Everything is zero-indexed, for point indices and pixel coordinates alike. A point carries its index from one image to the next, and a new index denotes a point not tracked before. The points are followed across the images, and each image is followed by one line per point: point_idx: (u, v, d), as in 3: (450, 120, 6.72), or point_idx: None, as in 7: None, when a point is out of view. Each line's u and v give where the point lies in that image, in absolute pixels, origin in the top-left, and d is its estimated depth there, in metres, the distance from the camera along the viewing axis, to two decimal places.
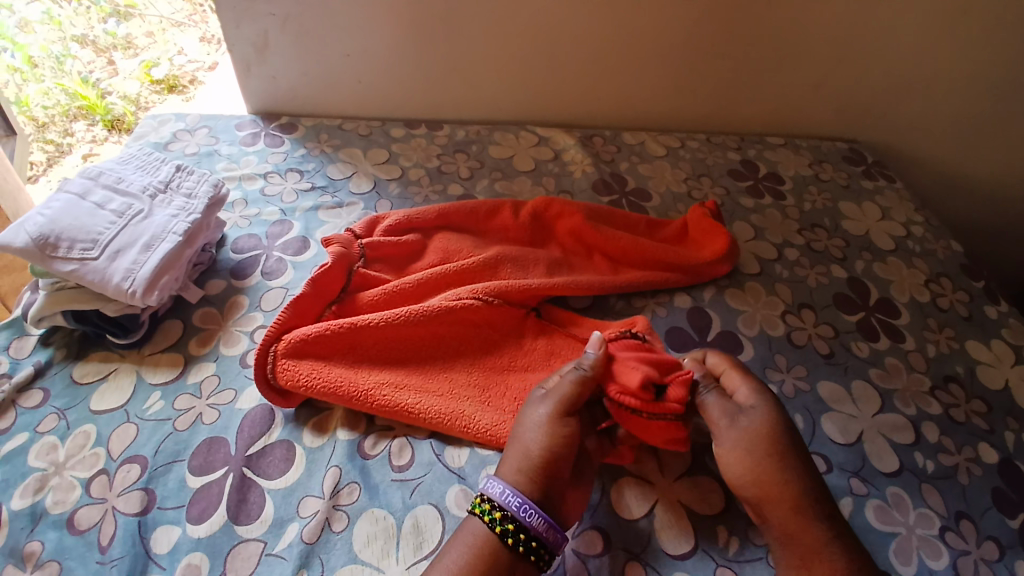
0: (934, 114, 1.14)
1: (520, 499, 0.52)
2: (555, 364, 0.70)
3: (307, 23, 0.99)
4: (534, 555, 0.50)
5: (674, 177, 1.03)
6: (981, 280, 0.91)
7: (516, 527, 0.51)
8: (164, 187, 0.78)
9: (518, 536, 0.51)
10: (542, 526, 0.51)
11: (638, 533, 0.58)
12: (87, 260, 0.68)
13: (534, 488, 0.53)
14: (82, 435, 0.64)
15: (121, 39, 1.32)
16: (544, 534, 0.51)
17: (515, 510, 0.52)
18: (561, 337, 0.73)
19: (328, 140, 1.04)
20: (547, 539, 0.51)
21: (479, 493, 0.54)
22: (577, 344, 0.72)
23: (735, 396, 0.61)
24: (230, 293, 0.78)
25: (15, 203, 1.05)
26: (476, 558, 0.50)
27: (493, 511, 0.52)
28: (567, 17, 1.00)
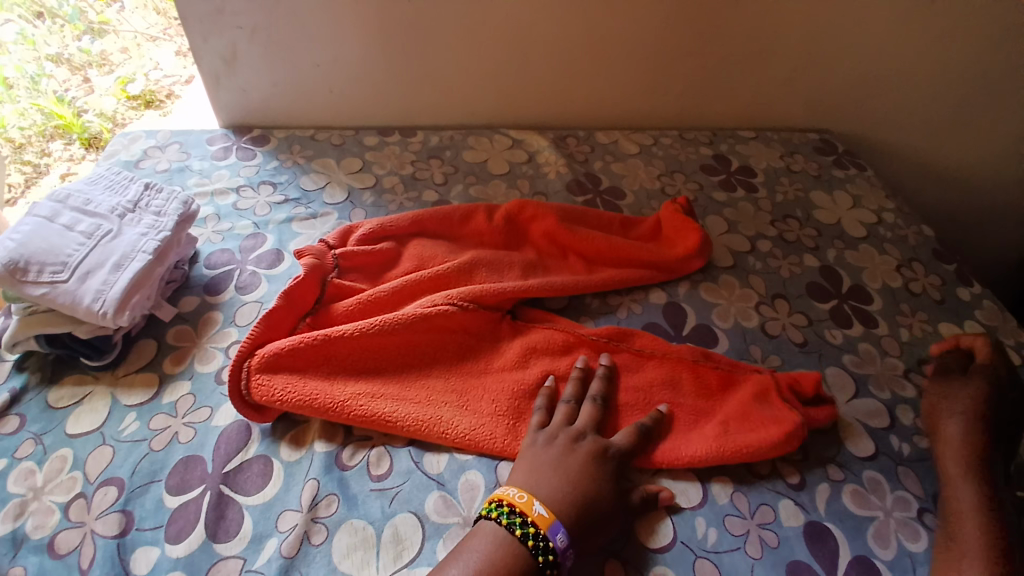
0: (901, 103, 1.16)
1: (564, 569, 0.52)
2: (532, 362, 0.70)
3: (276, 34, 0.99)
4: None
5: (648, 174, 1.04)
6: (953, 264, 0.92)
7: None
8: (133, 206, 0.77)
9: None
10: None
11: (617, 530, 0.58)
12: (57, 283, 0.67)
13: (572, 522, 0.53)
14: (59, 459, 0.63)
15: (96, 55, 1.24)
16: None
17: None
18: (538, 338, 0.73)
19: (301, 151, 1.04)
20: None
21: (555, 552, 0.51)
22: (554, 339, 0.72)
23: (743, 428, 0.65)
24: (204, 309, 0.78)
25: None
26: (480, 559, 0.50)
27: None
28: (536, 19, 1.01)
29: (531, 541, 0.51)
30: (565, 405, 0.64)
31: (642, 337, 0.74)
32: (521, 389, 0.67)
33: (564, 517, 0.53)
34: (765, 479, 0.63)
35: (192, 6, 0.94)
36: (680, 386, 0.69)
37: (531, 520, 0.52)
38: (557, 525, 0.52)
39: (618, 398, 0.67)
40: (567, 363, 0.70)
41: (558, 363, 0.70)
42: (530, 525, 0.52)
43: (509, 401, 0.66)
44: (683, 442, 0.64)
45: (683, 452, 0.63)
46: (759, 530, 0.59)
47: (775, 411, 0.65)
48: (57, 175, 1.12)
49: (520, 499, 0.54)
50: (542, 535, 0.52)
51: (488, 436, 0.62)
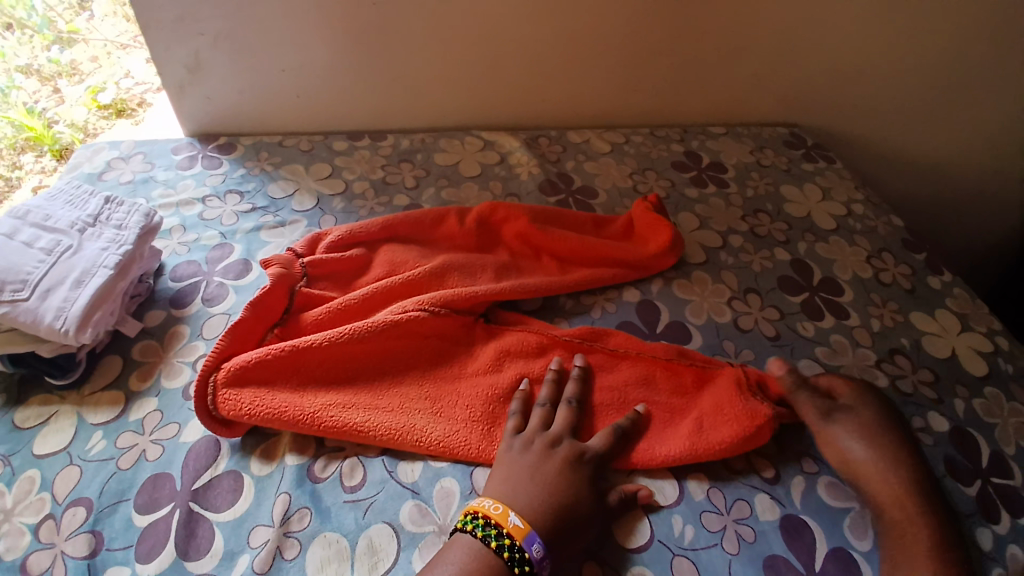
0: (867, 95, 1.18)
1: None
2: (506, 365, 0.69)
3: (238, 40, 0.97)
4: None
5: (620, 172, 1.04)
6: (921, 253, 0.94)
7: None
8: (94, 220, 0.75)
9: None
10: None
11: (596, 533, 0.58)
12: (18, 301, 0.65)
13: (549, 530, 0.53)
14: (26, 481, 0.61)
15: (65, 65, 1.20)
16: None
17: None
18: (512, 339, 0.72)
19: (269, 158, 1.02)
20: None
21: (532, 562, 0.51)
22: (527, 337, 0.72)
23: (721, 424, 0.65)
24: (170, 323, 0.76)
25: None
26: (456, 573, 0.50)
27: None
28: (503, 20, 1.00)
29: (507, 553, 0.51)
30: (541, 409, 0.64)
31: (616, 337, 0.74)
32: (495, 393, 0.66)
33: (542, 526, 0.53)
34: (741, 474, 0.63)
35: (151, 13, 0.92)
36: (654, 385, 0.69)
37: (506, 532, 0.52)
38: (532, 536, 0.52)
39: (594, 399, 0.67)
40: (542, 364, 0.70)
41: (532, 365, 0.70)
42: (506, 537, 0.52)
43: (484, 406, 0.65)
44: (659, 441, 0.64)
45: (659, 450, 0.63)
46: (736, 526, 0.59)
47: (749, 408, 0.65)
48: (29, 189, 1.07)
49: (496, 511, 0.54)
50: (519, 547, 0.51)
51: (461, 442, 0.62)
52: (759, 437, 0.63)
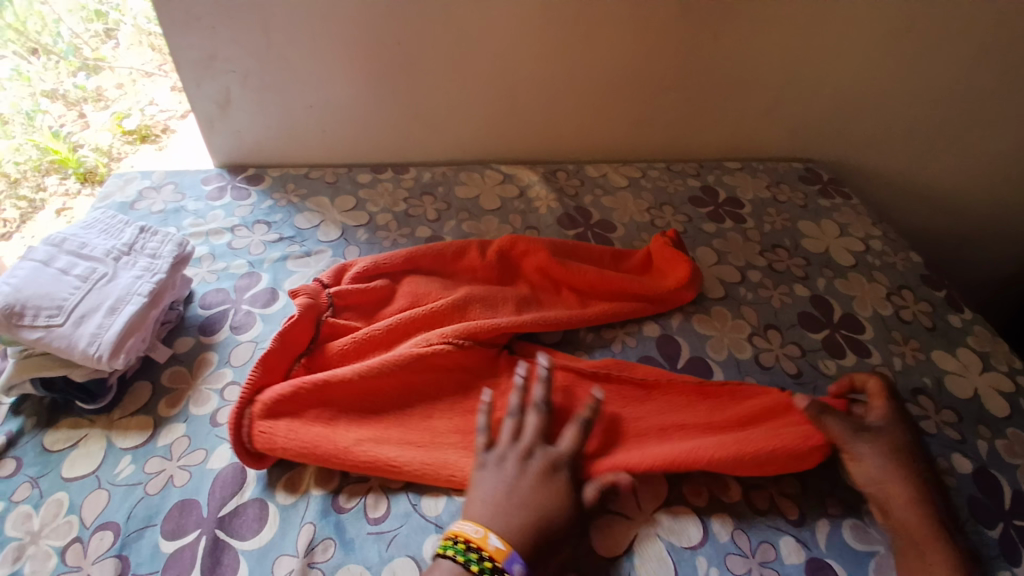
0: (880, 131, 1.20)
1: None
2: (538, 395, 0.70)
3: (268, 79, 1.01)
4: None
5: (638, 207, 1.06)
6: (941, 290, 0.94)
7: None
8: (129, 249, 0.77)
9: None
10: None
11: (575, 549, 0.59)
12: (53, 327, 0.67)
13: (528, 546, 0.53)
14: (54, 503, 0.62)
15: (91, 90, 1.22)
16: None
17: None
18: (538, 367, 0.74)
19: (295, 189, 1.05)
20: None
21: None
22: (553, 370, 0.73)
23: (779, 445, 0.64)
24: (198, 350, 0.78)
25: None
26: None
27: None
28: (524, 61, 1.04)
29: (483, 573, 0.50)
30: (512, 420, 0.64)
31: (644, 368, 0.75)
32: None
33: (521, 545, 0.53)
34: (764, 513, 0.63)
35: (186, 52, 0.96)
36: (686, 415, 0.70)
37: (487, 555, 0.52)
38: (512, 556, 0.51)
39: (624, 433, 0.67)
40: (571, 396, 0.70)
41: (563, 395, 0.70)
42: (486, 559, 0.51)
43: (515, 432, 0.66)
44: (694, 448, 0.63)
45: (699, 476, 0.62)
46: (761, 568, 0.58)
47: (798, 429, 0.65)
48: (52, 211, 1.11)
49: (473, 534, 0.53)
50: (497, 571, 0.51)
51: None
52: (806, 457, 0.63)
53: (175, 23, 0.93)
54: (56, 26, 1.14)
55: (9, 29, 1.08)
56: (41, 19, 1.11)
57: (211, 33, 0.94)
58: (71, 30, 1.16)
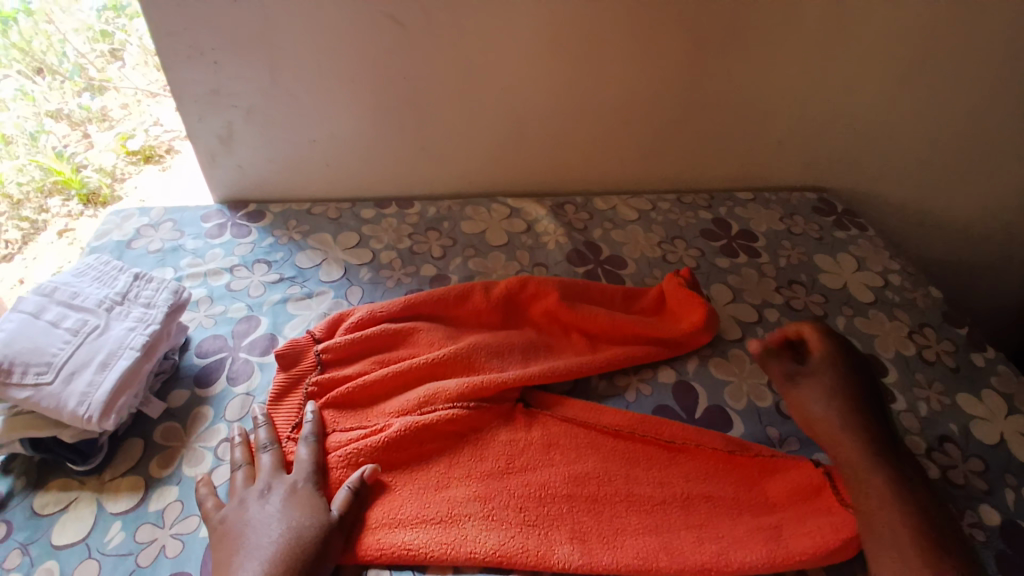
0: (895, 160, 1.17)
1: None
2: (555, 457, 0.68)
3: (271, 113, 0.99)
4: None
5: (648, 241, 1.03)
6: (963, 328, 0.90)
7: None
8: (122, 298, 0.75)
9: None
10: None
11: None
12: (41, 385, 0.64)
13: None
14: (43, 574, 0.59)
15: (96, 111, 1.20)
16: None
17: None
18: (556, 425, 0.71)
19: (297, 226, 1.02)
20: None
21: None
22: (574, 430, 0.71)
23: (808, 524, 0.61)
24: (194, 404, 0.74)
25: None
26: None
27: None
28: (533, 93, 1.02)
29: None
30: (242, 470, 0.64)
31: (672, 428, 0.71)
32: (545, 493, 0.64)
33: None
34: None
35: (186, 88, 0.94)
36: (719, 480, 0.66)
37: None
38: None
39: (658, 502, 0.64)
40: (595, 462, 0.67)
41: (585, 462, 0.67)
42: None
43: (537, 509, 0.63)
44: (730, 546, 0.60)
45: (730, 560, 0.59)
46: None
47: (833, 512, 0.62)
48: (55, 231, 1.13)
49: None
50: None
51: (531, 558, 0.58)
52: (846, 544, 0.59)
53: (178, 57, 0.91)
54: (61, 47, 1.12)
55: (15, 49, 1.07)
56: (47, 39, 1.10)
57: (214, 69, 0.93)
58: (76, 49, 1.14)
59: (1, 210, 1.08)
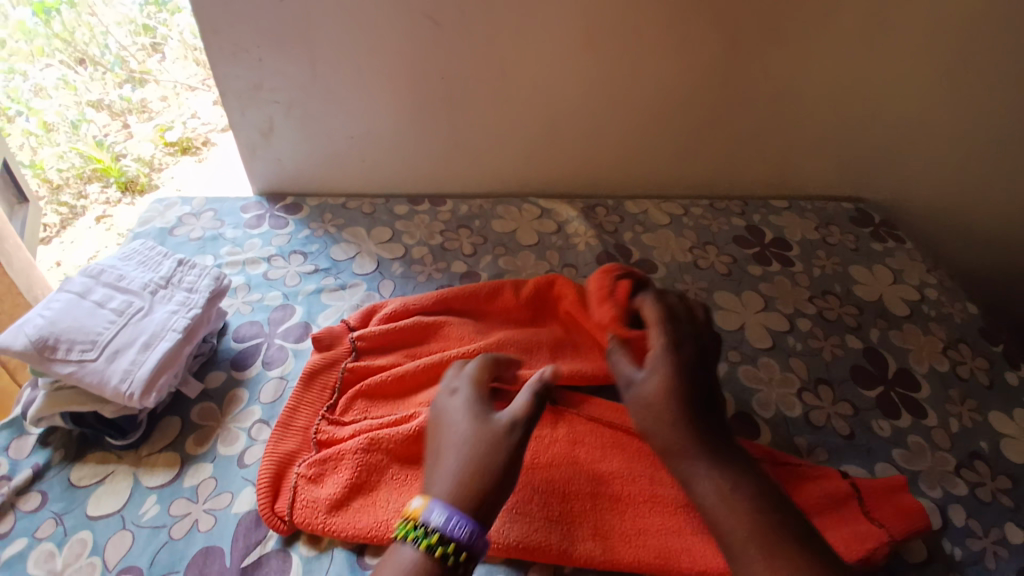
0: (935, 171, 1.14)
1: (450, 512, 0.50)
2: (579, 454, 0.67)
3: (311, 108, 1.01)
4: (451, 559, 0.48)
5: (679, 245, 1.03)
6: (1000, 345, 0.88)
7: (442, 539, 0.48)
8: (166, 282, 0.77)
9: (444, 547, 0.48)
10: (464, 531, 0.49)
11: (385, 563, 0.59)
12: (86, 362, 0.66)
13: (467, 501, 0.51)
14: (78, 543, 0.61)
15: (136, 103, 1.31)
16: (470, 540, 0.49)
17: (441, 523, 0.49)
18: (581, 423, 0.71)
19: (332, 220, 1.05)
20: (471, 544, 0.49)
21: (409, 514, 0.51)
22: (598, 429, 0.70)
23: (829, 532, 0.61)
24: (230, 386, 0.77)
25: (29, 279, 1.01)
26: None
27: (422, 531, 0.49)
28: (566, 95, 1.02)
29: (400, 531, 0.50)
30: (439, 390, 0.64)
31: None
32: (569, 490, 0.64)
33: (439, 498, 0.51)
34: None
35: (230, 82, 0.97)
36: None
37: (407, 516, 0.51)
38: (431, 506, 0.50)
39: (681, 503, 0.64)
40: (620, 462, 0.67)
41: (610, 461, 0.67)
42: (408, 520, 0.50)
43: (561, 504, 0.63)
44: None
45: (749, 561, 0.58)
46: None
47: (856, 524, 0.62)
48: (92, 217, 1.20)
49: None
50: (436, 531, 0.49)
51: (552, 550, 0.59)
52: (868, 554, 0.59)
53: (223, 54, 0.94)
54: (103, 39, 1.24)
55: (57, 39, 1.19)
56: (89, 31, 1.22)
57: (257, 65, 0.95)
58: (118, 42, 1.26)
59: (42, 194, 1.21)
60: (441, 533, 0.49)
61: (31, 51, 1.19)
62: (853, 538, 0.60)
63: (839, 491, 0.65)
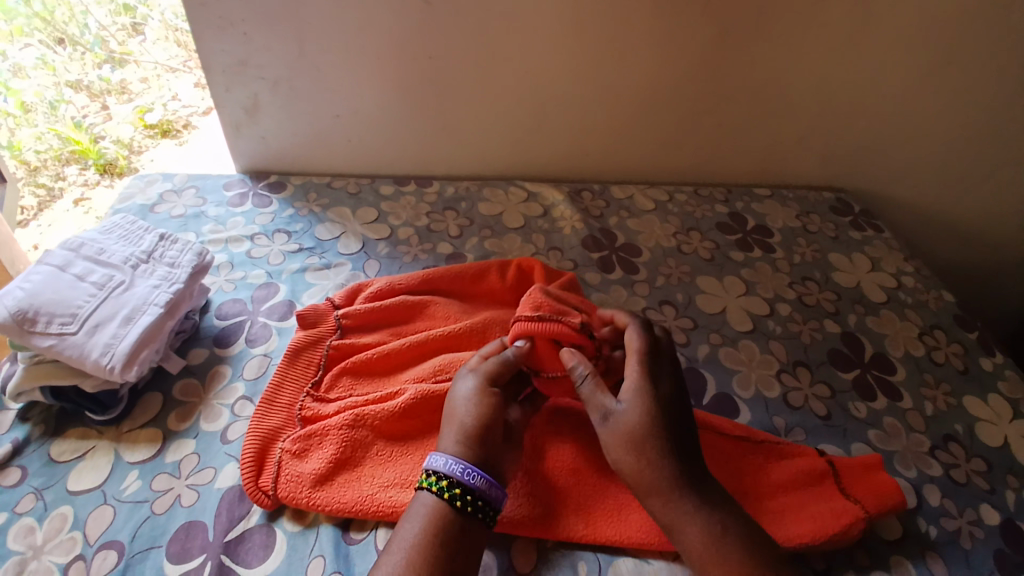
0: (916, 164, 1.17)
1: (462, 466, 0.57)
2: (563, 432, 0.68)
3: (298, 86, 1.00)
4: (475, 508, 0.55)
5: (664, 231, 1.03)
6: (973, 332, 0.91)
7: (461, 489, 0.55)
8: (147, 257, 0.76)
9: (464, 496, 0.55)
10: (482, 483, 0.56)
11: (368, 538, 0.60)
12: (66, 335, 0.65)
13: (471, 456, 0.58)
14: (58, 518, 0.60)
15: (115, 84, 1.27)
16: (486, 490, 0.56)
17: (459, 474, 0.56)
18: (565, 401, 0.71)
19: (317, 199, 1.04)
20: (488, 495, 0.56)
21: (426, 470, 0.57)
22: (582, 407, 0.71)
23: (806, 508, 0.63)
24: (213, 362, 0.76)
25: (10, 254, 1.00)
26: (438, 526, 0.53)
27: (441, 481, 0.56)
28: (556, 80, 1.02)
29: (423, 484, 0.56)
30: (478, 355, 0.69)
31: None
32: (553, 467, 0.65)
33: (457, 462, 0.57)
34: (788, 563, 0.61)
35: (216, 57, 0.96)
36: (726, 463, 0.67)
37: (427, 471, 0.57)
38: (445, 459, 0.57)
39: None
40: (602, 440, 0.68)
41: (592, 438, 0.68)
42: (429, 475, 0.57)
43: (545, 482, 0.64)
44: None
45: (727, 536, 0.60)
46: None
47: (832, 502, 0.63)
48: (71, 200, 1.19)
49: None
50: (455, 482, 0.55)
51: (535, 523, 0.60)
52: (844, 530, 0.61)
53: (210, 27, 0.92)
54: (83, 18, 1.21)
55: (38, 18, 1.15)
56: (70, 10, 1.19)
57: (244, 39, 0.94)
58: (98, 21, 1.24)
59: (20, 175, 1.16)
60: (459, 483, 0.56)
61: (11, 30, 1.13)
62: (830, 514, 0.62)
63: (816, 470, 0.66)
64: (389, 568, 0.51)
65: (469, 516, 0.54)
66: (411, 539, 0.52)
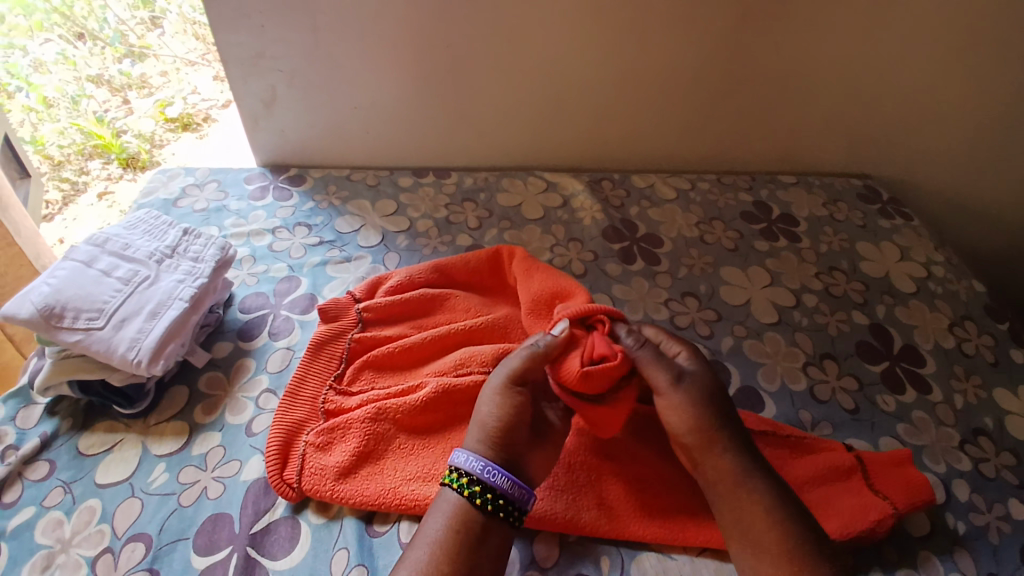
0: (946, 150, 1.13)
1: (484, 463, 0.56)
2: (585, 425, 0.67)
3: (313, 78, 1.00)
4: (500, 510, 0.54)
5: (685, 221, 1.02)
6: (1006, 322, 0.88)
7: (484, 488, 0.55)
8: (171, 251, 0.77)
9: (486, 495, 0.55)
10: (507, 484, 0.55)
11: (390, 531, 0.60)
12: (93, 330, 0.66)
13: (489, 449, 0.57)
14: (87, 510, 0.62)
15: (136, 78, 1.30)
16: (510, 491, 0.55)
17: (480, 473, 0.56)
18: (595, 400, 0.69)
19: (336, 192, 1.04)
20: (513, 496, 0.55)
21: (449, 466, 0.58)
22: None
23: (834, 503, 0.62)
24: (236, 356, 0.77)
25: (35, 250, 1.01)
26: (455, 520, 0.53)
27: (462, 478, 0.56)
28: (572, 67, 1.01)
29: (448, 481, 0.57)
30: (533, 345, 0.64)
31: None
32: (575, 460, 0.64)
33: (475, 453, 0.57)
34: None
35: (232, 51, 0.96)
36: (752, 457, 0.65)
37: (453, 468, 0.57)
38: (470, 457, 0.57)
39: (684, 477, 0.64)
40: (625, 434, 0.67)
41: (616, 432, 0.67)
42: (454, 472, 0.57)
43: (567, 474, 0.63)
44: None
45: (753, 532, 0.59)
46: None
47: (860, 496, 0.62)
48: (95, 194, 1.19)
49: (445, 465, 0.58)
50: (477, 480, 0.55)
51: (559, 517, 0.60)
52: (873, 527, 0.60)
53: (225, 20, 0.92)
54: (102, 13, 1.24)
55: (56, 13, 1.18)
56: (88, 5, 1.22)
57: (261, 32, 0.94)
58: (117, 16, 1.26)
59: (44, 170, 1.18)
60: (480, 481, 0.55)
61: (30, 26, 1.17)
62: (859, 509, 0.61)
63: (845, 465, 0.65)
64: (411, 565, 0.51)
65: (494, 519, 0.54)
66: (434, 536, 0.53)
